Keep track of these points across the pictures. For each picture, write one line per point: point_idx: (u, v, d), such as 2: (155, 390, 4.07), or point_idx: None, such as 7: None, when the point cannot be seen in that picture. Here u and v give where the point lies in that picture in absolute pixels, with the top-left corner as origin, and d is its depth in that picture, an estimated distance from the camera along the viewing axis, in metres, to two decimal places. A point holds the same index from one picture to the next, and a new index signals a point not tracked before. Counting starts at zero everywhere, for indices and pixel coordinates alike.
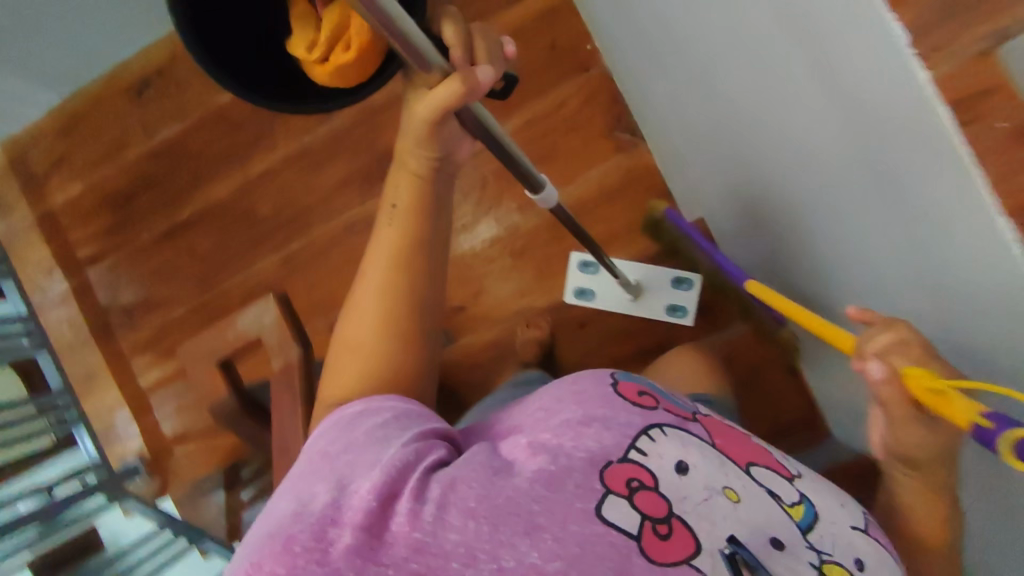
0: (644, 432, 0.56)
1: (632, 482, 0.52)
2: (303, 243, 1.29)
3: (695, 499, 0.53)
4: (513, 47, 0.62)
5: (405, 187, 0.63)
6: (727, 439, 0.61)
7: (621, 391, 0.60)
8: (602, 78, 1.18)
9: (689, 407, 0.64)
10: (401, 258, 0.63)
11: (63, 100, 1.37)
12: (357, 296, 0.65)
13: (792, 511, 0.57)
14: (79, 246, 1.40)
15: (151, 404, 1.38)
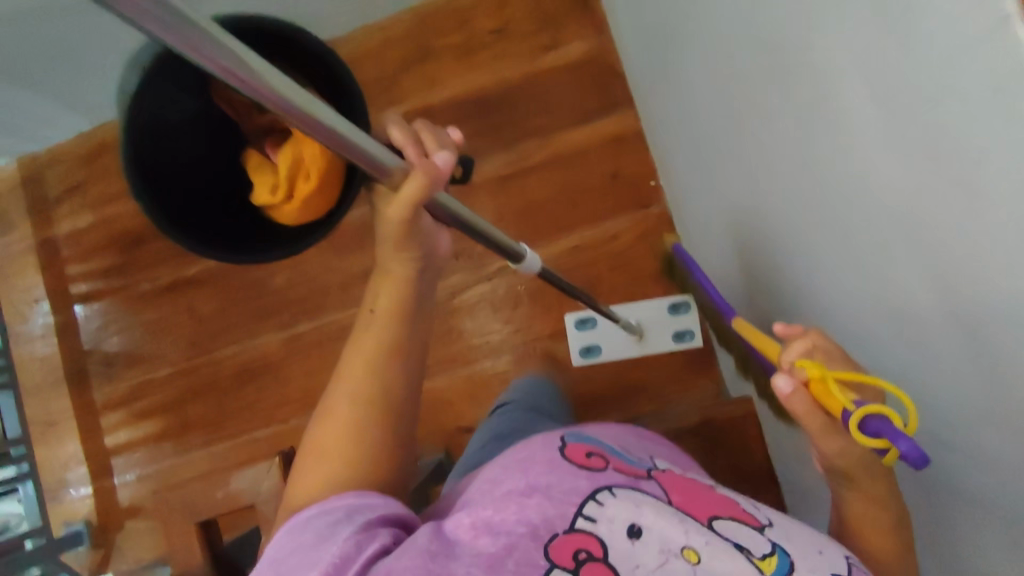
0: (592, 497, 0.57)
1: (579, 553, 0.53)
2: (312, 326, 1.20)
3: (646, 566, 0.53)
4: (459, 132, 0.62)
5: (389, 291, 0.66)
6: (692, 499, 0.62)
7: (568, 455, 0.63)
8: (661, 219, 1.13)
9: (642, 465, 0.67)
10: (374, 365, 0.64)
11: (93, 127, 1.26)
12: (336, 407, 0.63)
13: (762, 563, 0.55)
14: (72, 281, 1.29)
15: (111, 467, 1.25)
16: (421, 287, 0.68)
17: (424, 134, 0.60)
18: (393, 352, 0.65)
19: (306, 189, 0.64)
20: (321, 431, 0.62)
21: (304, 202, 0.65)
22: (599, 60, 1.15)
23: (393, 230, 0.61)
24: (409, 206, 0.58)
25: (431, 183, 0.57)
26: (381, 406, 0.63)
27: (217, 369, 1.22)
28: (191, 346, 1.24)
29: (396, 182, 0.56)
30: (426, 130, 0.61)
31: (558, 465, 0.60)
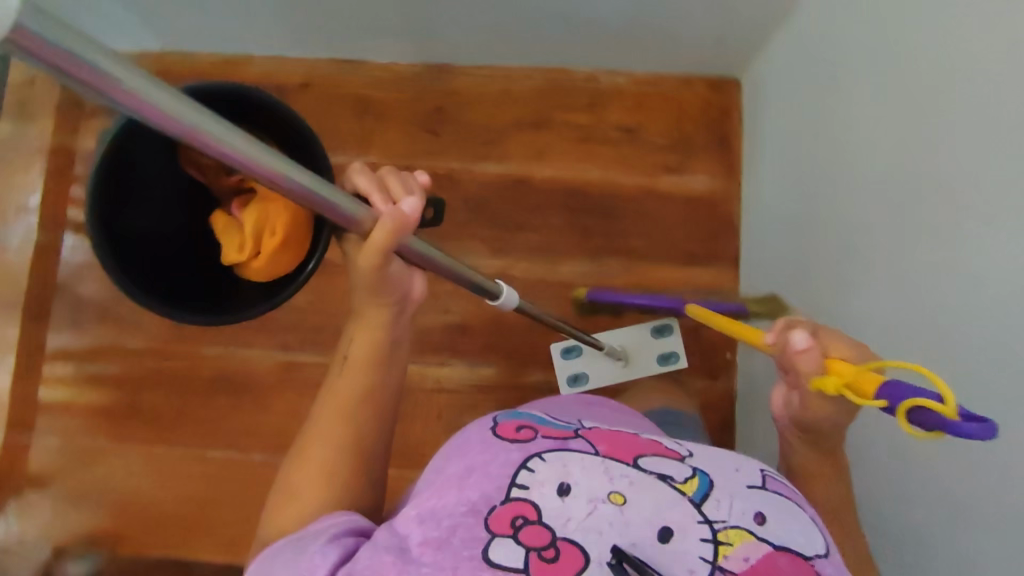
0: (523, 466, 0.56)
1: (515, 521, 0.53)
2: (316, 358, 1.07)
3: (580, 518, 0.53)
4: (425, 176, 0.62)
5: (362, 337, 0.64)
6: (616, 443, 0.60)
7: (501, 436, 0.60)
8: (724, 396, 1.04)
9: (569, 425, 0.64)
10: (344, 411, 0.62)
11: (163, 51, 1.10)
12: (310, 458, 0.60)
13: (685, 487, 0.56)
14: (72, 205, 1.12)
15: (35, 423, 1.09)
16: (397, 332, 0.65)
17: (390, 182, 0.59)
18: (369, 400, 0.63)
19: (272, 248, 0.64)
20: (291, 481, 0.59)
21: (271, 258, 0.64)
22: (719, 204, 1.05)
23: (365, 280, 0.59)
24: (380, 252, 0.56)
25: (400, 228, 0.55)
26: (350, 451, 0.60)
27: (195, 364, 1.08)
28: (175, 325, 1.09)
29: (365, 231, 0.54)
30: (391, 176, 0.60)
31: (489, 445, 0.59)
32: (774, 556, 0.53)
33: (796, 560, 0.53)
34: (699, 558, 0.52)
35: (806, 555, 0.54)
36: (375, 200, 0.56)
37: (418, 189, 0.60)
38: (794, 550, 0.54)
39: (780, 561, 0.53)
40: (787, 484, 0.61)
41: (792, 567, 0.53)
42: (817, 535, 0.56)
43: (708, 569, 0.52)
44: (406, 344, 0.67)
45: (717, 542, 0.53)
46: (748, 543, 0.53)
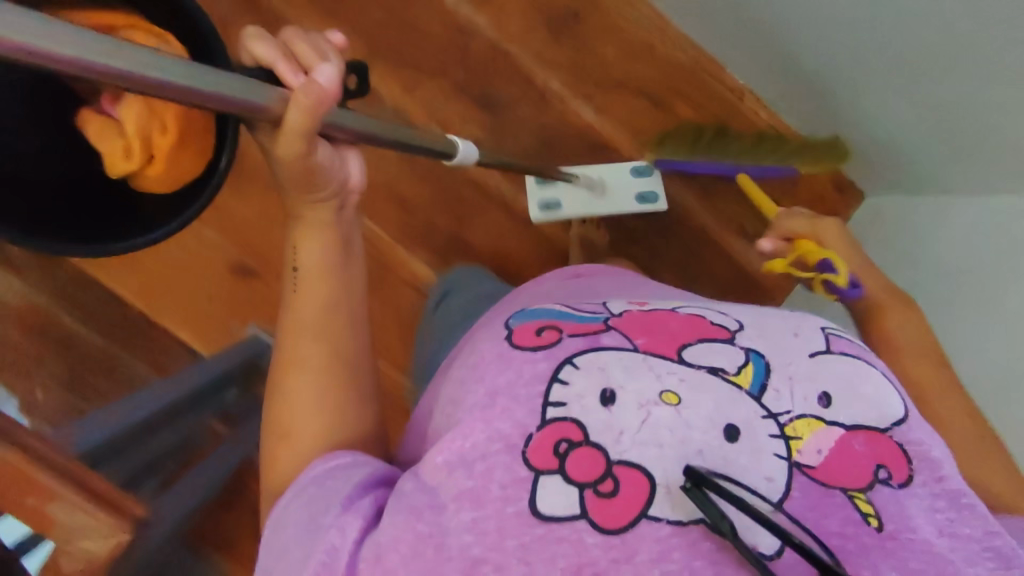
0: (554, 379, 0.44)
1: (559, 449, 0.41)
2: None
3: (634, 431, 0.42)
4: (339, 34, 0.43)
5: (314, 241, 0.50)
6: (652, 330, 0.48)
7: (517, 345, 0.47)
8: None
9: (596, 315, 0.50)
10: (313, 333, 0.49)
11: None
12: (292, 403, 0.48)
13: (740, 378, 0.45)
14: None
15: None
16: (345, 225, 0.51)
17: (297, 45, 0.41)
18: (341, 306, 0.50)
19: (170, 149, 0.46)
20: (284, 421, 0.47)
21: (171, 153, 0.46)
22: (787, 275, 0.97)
23: (293, 177, 0.44)
24: (300, 138, 0.40)
25: (319, 109, 0.39)
26: (335, 366, 0.49)
27: None
28: None
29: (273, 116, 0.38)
30: (296, 35, 0.41)
31: (506, 362, 0.46)
32: (851, 443, 0.44)
33: (872, 436, 0.45)
34: (774, 456, 0.43)
35: (881, 427, 0.46)
36: (280, 72, 0.40)
37: (332, 47, 0.42)
38: (868, 424, 0.45)
39: (857, 448, 0.44)
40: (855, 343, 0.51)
41: (868, 448, 0.44)
42: (893, 398, 0.47)
43: (787, 471, 0.42)
44: (359, 236, 0.53)
45: (787, 437, 0.43)
46: (820, 435, 0.44)
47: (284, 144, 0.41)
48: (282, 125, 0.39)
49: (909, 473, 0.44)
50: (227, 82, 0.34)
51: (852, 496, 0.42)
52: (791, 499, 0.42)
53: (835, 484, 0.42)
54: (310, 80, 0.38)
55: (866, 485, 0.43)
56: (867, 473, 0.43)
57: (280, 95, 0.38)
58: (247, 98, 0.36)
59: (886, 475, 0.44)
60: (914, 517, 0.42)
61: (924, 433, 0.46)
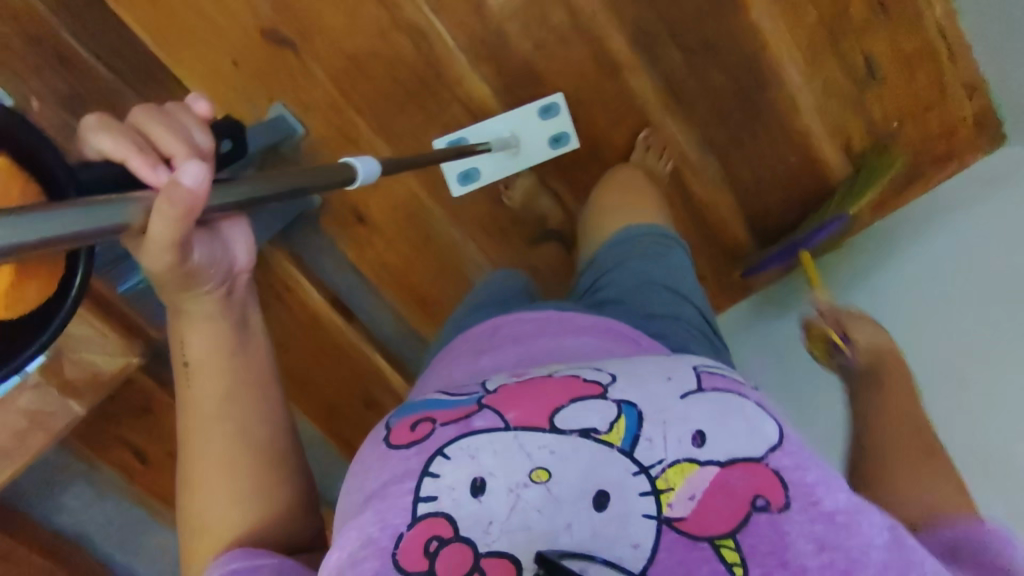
0: (424, 473, 0.46)
1: (429, 547, 0.43)
2: None
3: (503, 520, 0.44)
4: (200, 102, 0.51)
5: (203, 334, 0.53)
6: (530, 395, 0.48)
7: (393, 445, 0.48)
8: None
9: (470, 395, 0.51)
10: (216, 416, 0.52)
11: None
12: (206, 481, 0.51)
13: (610, 435, 0.46)
14: None
15: None
16: (237, 307, 0.54)
17: (158, 136, 0.46)
18: (247, 386, 0.54)
19: (15, 283, 0.32)
20: (199, 510, 0.51)
21: (16, 289, 0.32)
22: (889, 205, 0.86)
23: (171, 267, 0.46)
24: (167, 241, 0.43)
25: (185, 217, 0.41)
26: (244, 444, 0.52)
27: None
28: None
29: (139, 225, 0.40)
30: (157, 125, 0.47)
31: (384, 462, 0.48)
32: (723, 480, 0.44)
33: (748, 466, 0.45)
34: (641, 516, 0.43)
35: (758, 457, 0.45)
36: (134, 167, 0.42)
37: (196, 123, 0.49)
38: (741, 454, 0.45)
39: (732, 483, 0.44)
40: (723, 374, 0.52)
41: (745, 480, 0.44)
42: (768, 423, 0.47)
43: (653, 533, 0.43)
44: (253, 307, 0.56)
45: (658, 491, 0.44)
46: (691, 479, 0.44)
47: (150, 254, 0.44)
48: (149, 233, 0.42)
49: (786, 497, 0.44)
50: (86, 218, 0.34)
51: (717, 545, 0.42)
52: (655, 564, 0.42)
53: (703, 535, 0.42)
54: (174, 183, 0.40)
55: (738, 525, 0.43)
56: (743, 506, 0.43)
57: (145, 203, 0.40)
58: (112, 220, 0.36)
59: (763, 503, 0.43)
60: (796, 540, 0.42)
61: (800, 452, 0.47)
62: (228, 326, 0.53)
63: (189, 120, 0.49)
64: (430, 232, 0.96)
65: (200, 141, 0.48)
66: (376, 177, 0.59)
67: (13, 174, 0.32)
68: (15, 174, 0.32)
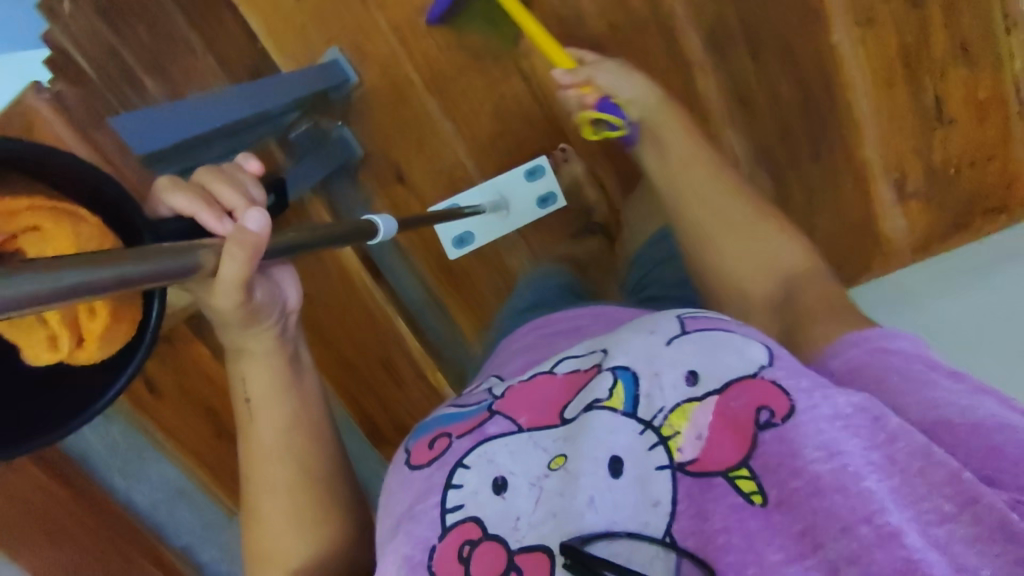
0: (448, 486, 0.47)
1: (463, 552, 0.45)
2: None
3: (529, 512, 0.44)
4: (253, 162, 0.58)
5: (261, 371, 0.56)
6: (534, 399, 0.51)
7: (416, 467, 0.51)
8: None
9: (481, 404, 0.53)
10: (274, 450, 0.57)
11: None
12: (269, 511, 0.57)
13: (613, 400, 0.46)
14: None
15: None
16: (290, 339, 0.57)
17: (219, 192, 0.52)
18: (300, 417, 0.58)
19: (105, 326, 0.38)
20: (266, 537, 0.57)
21: (108, 333, 0.38)
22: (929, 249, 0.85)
23: (231, 307, 0.50)
24: (236, 283, 0.46)
25: (254, 255, 0.45)
26: (301, 476, 0.57)
27: None
28: None
29: (212, 269, 0.43)
30: (219, 183, 0.53)
31: (408, 484, 0.50)
32: (724, 407, 0.44)
33: (746, 382, 0.44)
34: (657, 471, 0.43)
35: (751, 372, 0.44)
36: (205, 221, 0.48)
37: (250, 182, 0.55)
38: (735, 376, 0.45)
39: (732, 412, 0.43)
40: (717, 317, 0.51)
41: (743, 399, 0.44)
42: (753, 348, 0.46)
43: (671, 489, 0.42)
44: (300, 339, 0.60)
45: (664, 438, 0.44)
46: (694, 417, 0.44)
47: (220, 296, 0.48)
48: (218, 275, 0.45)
49: (789, 399, 0.42)
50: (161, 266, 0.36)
51: (732, 478, 0.41)
52: (677, 522, 0.41)
53: (712, 469, 0.42)
54: (242, 229, 0.44)
55: (749, 452, 0.42)
56: (747, 439, 0.42)
57: (216, 249, 0.43)
58: (181, 265, 0.39)
59: (767, 416, 0.42)
60: (806, 448, 0.40)
61: (802, 372, 0.44)
62: (284, 359, 0.57)
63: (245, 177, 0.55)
64: None
65: (255, 194, 0.54)
66: (394, 232, 0.65)
67: (103, 233, 0.39)
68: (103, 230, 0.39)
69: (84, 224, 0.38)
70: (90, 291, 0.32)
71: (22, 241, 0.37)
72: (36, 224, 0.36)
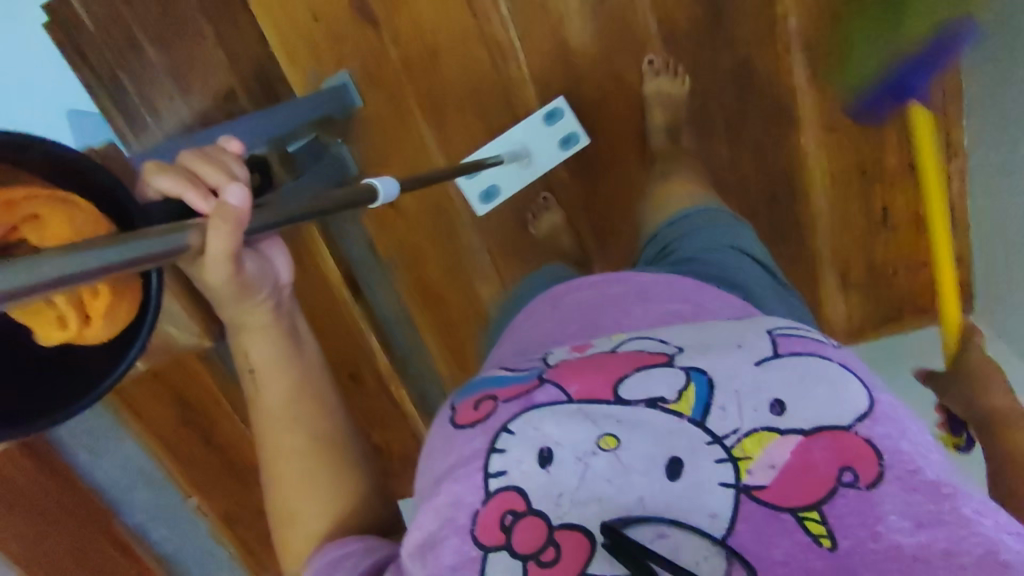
0: (493, 450, 0.49)
1: (505, 520, 0.46)
2: None
3: (573, 491, 0.46)
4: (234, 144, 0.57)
5: (263, 343, 0.61)
6: (590, 370, 0.52)
7: (460, 426, 0.52)
8: None
9: (531, 371, 0.55)
10: (281, 416, 0.61)
11: None
12: (287, 475, 0.60)
13: (681, 402, 0.48)
14: None
15: None
16: (285, 314, 0.62)
17: (200, 169, 0.51)
18: (304, 386, 0.62)
19: (107, 304, 0.40)
20: (286, 500, 0.60)
21: (111, 309, 0.40)
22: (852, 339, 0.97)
23: (229, 288, 0.54)
24: (224, 257, 0.48)
25: (237, 227, 0.46)
26: (314, 441, 0.61)
27: None
28: None
29: (199, 244, 0.45)
30: (198, 161, 0.52)
31: (452, 444, 0.52)
32: (805, 450, 0.45)
33: (833, 434, 0.46)
34: (719, 486, 0.45)
35: (843, 425, 0.46)
36: (191, 200, 0.49)
37: (233, 161, 0.54)
38: (827, 423, 0.46)
39: (814, 454, 0.45)
40: (804, 339, 0.53)
41: (829, 451, 0.45)
42: (850, 384, 0.48)
43: (729, 506, 0.44)
44: (296, 315, 0.64)
45: (736, 459, 0.45)
46: (770, 448, 0.46)
47: (210, 271, 0.50)
48: (207, 253, 0.47)
49: (880, 466, 0.44)
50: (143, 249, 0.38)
51: (801, 519, 0.43)
52: (734, 534, 0.43)
53: (784, 507, 0.43)
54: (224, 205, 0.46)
55: (823, 497, 0.43)
56: (828, 479, 0.44)
57: (201, 227, 0.45)
58: (167, 246, 0.40)
59: (850, 478, 0.44)
60: (890, 514, 0.42)
61: (889, 423, 0.46)
62: (283, 333, 0.62)
63: (224, 154, 0.55)
64: (452, 232, 1.01)
65: (238, 171, 0.53)
66: (395, 192, 0.71)
67: (97, 217, 0.43)
68: (98, 217, 0.42)
69: (78, 210, 0.42)
70: (81, 278, 0.34)
71: (26, 229, 0.41)
72: (36, 213, 0.41)
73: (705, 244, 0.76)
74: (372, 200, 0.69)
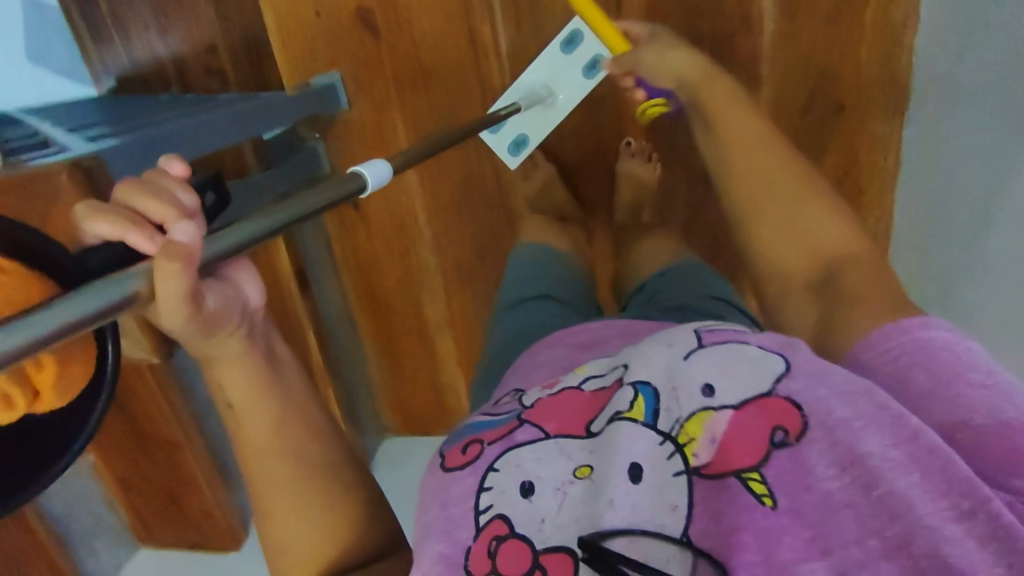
0: (481, 489, 0.50)
1: (491, 547, 0.47)
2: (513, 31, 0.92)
3: (554, 515, 0.46)
4: (178, 165, 0.49)
5: (239, 373, 0.54)
6: (561, 406, 0.53)
7: (449, 468, 0.54)
8: None
9: (510, 412, 0.56)
10: (266, 453, 0.55)
11: None
12: (284, 513, 0.55)
13: (633, 408, 0.48)
14: None
15: None
16: (259, 335, 0.55)
17: (145, 205, 0.45)
18: (287, 416, 0.56)
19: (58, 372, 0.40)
20: (288, 540, 0.56)
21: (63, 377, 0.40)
22: None
23: (178, 314, 0.45)
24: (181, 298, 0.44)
25: (187, 265, 0.43)
26: (308, 475, 0.56)
27: None
28: None
29: (149, 290, 0.42)
30: (141, 194, 0.46)
31: (444, 486, 0.53)
32: (736, 421, 0.45)
33: (761, 403, 0.45)
34: (673, 479, 0.44)
35: (765, 391, 0.45)
36: (134, 243, 0.43)
37: (178, 185, 0.47)
38: (753, 394, 0.46)
39: (750, 424, 0.44)
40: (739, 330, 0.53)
41: (759, 417, 0.44)
42: (771, 358, 0.47)
43: (685, 497, 0.43)
44: (271, 333, 0.57)
45: (681, 449, 0.45)
46: (709, 426, 0.45)
47: (166, 315, 0.45)
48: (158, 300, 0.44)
49: (803, 419, 0.43)
50: (87, 304, 0.37)
51: (745, 479, 0.42)
52: (693, 525, 0.42)
53: (727, 473, 0.43)
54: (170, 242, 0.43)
55: (763, 461, 0.43)
56: (763, 446, 0.43)
57: (148, 272, 0.42)
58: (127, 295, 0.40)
59: (781, 437, 0.43)
60: (818, 469, 0.41)
61: (816, 373, 0.45)
62: (262, 362, 0.55)
63: (171, 179, 0.48)
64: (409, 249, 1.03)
65: (184, 201, 0.46)
66: (387, 176, 0.65)
67: (31, 279, 0.39)
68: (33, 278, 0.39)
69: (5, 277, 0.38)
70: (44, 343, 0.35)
71: None
72: None
73: (677, 285, 0.79)
74: (358, 182, 0.62)
